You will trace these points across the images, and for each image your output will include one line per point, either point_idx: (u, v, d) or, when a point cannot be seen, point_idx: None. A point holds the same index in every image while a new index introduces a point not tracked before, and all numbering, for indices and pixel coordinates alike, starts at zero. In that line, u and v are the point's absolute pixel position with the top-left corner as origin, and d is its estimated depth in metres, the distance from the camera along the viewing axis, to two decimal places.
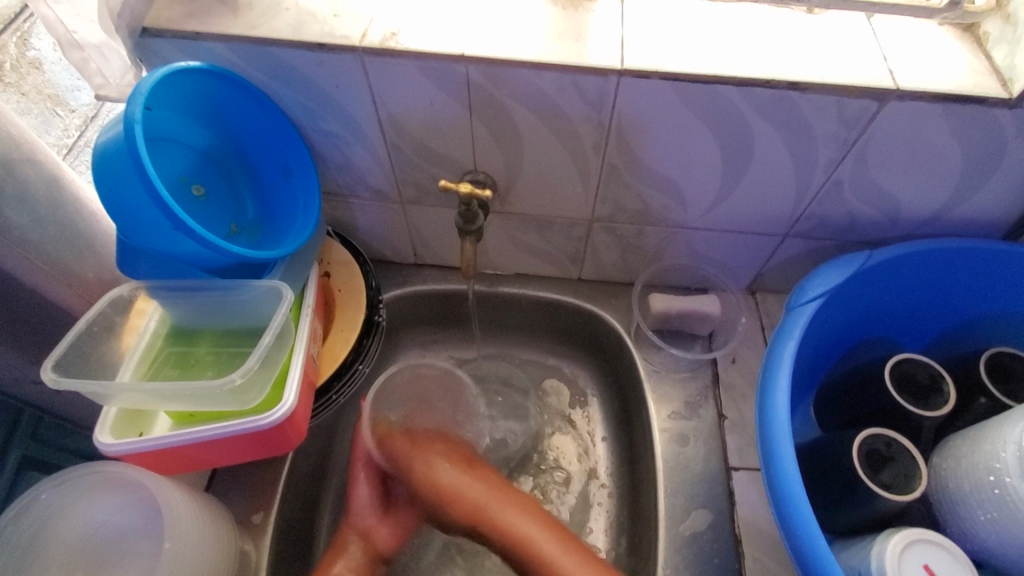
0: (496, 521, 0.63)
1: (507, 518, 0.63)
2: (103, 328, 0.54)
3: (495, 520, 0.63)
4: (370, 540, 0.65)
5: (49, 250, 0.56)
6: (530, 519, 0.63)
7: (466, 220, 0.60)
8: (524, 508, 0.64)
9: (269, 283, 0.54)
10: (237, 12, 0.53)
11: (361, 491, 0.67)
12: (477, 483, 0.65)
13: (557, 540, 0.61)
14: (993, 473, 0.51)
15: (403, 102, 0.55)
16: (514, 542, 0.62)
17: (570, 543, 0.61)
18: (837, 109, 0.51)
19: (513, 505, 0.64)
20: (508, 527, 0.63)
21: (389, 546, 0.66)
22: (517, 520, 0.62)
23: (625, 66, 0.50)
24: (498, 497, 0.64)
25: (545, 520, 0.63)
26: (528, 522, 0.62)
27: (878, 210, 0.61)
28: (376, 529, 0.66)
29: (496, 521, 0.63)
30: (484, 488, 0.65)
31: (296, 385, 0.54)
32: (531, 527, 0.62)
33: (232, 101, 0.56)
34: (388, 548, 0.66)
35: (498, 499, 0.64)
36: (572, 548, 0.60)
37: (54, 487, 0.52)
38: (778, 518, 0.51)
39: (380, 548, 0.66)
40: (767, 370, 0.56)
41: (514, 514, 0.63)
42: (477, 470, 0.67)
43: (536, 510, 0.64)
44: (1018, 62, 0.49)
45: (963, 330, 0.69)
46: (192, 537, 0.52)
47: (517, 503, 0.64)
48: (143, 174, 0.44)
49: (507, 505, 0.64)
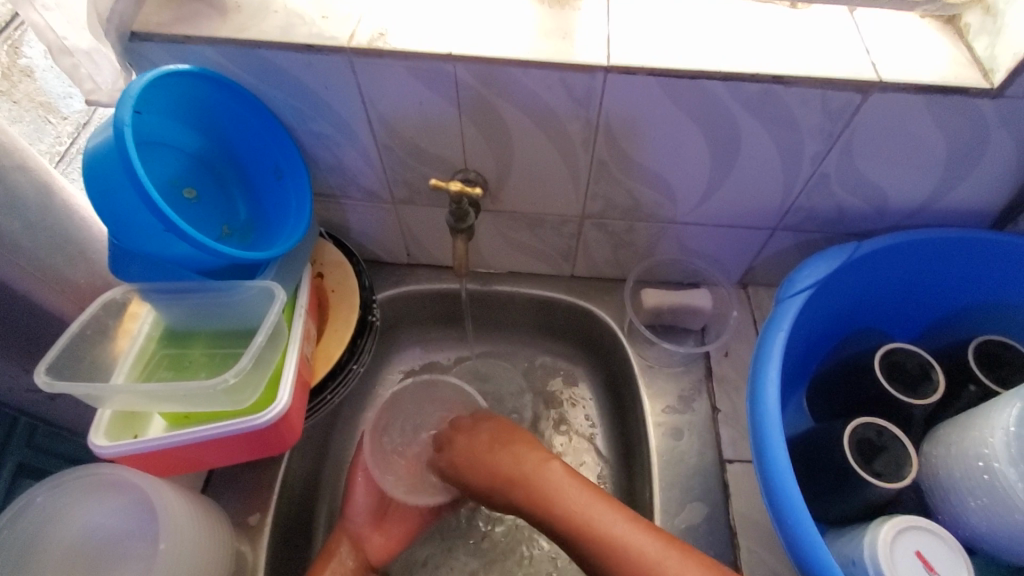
0: (533, 486, 0.60)
1: (544, 480, 0.60)
2: (96, 331, 0.54)
3: (533, 485, 0.60)
4: (361, 550, 0.64)
5: (41, 257, 0.56)
6: (576, 487, 0.58)
7: (457, 218, 0.61)
8: (552, 466, 0.61)
9: (262, 284, 0.55)
10: (226, 15, 0.54)
11: (356, 500, 0.67)
12: (508, 454, 0.63)
13: (600, 504, 0.56)
14: (982, 459, 0.51)
15: (393, 102, 0.56)
16: (546, 500, 0.58)
17: (605, 503, 0.56)
18: (822, 102, 0.52)
19: (551, 469, 0.60)
20: (547, 491, 0.59)
21: (381, 557, 0.65)
22: (557, 483, 0.59)
23: (612, 62, 0.51)
24: (533, 462, 0.62)
25: (593, 489, 0.58)
26: (562, 478, 0.59)
27: (865, 202, 0.62)
28: (368, 538, 0.65)
29: (537, 483, 0.60)
30: (525, 451, 0.63)
31: (290, 385, 0.54)
32: (574, 494, 0.57)
33: (222, 104, 0.56)
34: (381, 560, 0.65)
35: (534, 460, 0.62)
36: (605, 505, 0.56)
37: (50, 491, 0.52)
38: (771, 508, 0.51)
39: (370, 558, 0.65)
40: (758, 362, 0.57)
41: (547, 470, 0.60)
42: (510, 438, 0.65)
43: (570, 473, 0.60)
44: (998, 53, 0.50)
45: (953, 319, 0.69)
46: (190, 538, 0.52)
47: (545, 461, 0.61)
48: (134, 177, 0.44)
49: (542, 467, 0.61)
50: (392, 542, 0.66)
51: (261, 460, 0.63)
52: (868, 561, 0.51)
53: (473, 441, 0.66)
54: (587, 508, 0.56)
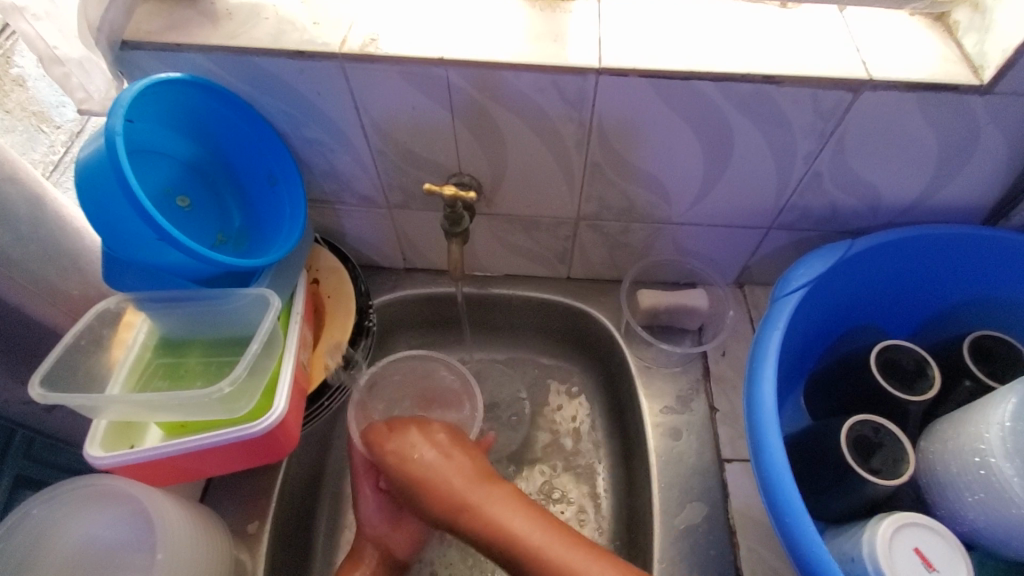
0: (478, 516, 0.54)
1: (492, 511, 0.54)
2: (91, 341, 0.54)
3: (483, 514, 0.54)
4: (384, 549, 0.64)
5: (33, 268, 0.56)
6: (524, 514, 0.53)
7: (452, 222, 0.61)
8: (507, 498, 0.55)
9: (256, 291, 0.54)
10: (217, 23, 0.53)
11: (368, 506, 0.65)
12: (457, 473, 0.57)
13: (561, 541, 0.52)
14: (978, 455, 0.51)
15: (386, 107, 0.56)
16: (496, 532, 0.53)
17: (561, 534, 0.52)
18: (814, 101, 0.52)
19: (496, 494, 0.55)
20: (493, 522, 0.53)
21: (408, 550, 0.66)
22: (502, 511, 0.54)
23: (603, 64, 0.51)
24: (486, 489, 0.56)
25: (550, 518, 0.54)
26: (517, 511, 0.54)
27: (859, 200, 0.62)
28: (391, 537, 0.65)
29: (483, 512, 0.54)
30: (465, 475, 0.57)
31: (286, 393, 0.54)
32: (524, 523, 0.53)
33: (214, 112, 0.56)
34: (405, 553, 0.65)
35: (480, 484, 0.56)
36: (563, 538, 0.52)
37: (45, 503, 0.52)
38: (769, 508, 0.51)
39: (397, 553, 0.65)
40: (754, 361, 0.57)
41: (491, 495, 0.55)
42: (458, 457, 0.59)
43: (528, 505, 0.54)
44: (987, 50, 0.50)
45: (948, 315, 0.69)
46: (187, 547, 0.51)
47: (495, 491, 0.56)
48: (126, 186, 0.44)
49: (491, 493, 0.55)
50: (415, 536, 0.66)
51: (259, 468, 0.63)
52: (868, 559, 0.51)
53: (406, 446, 0.60)
54: (539, 536, 0.52)
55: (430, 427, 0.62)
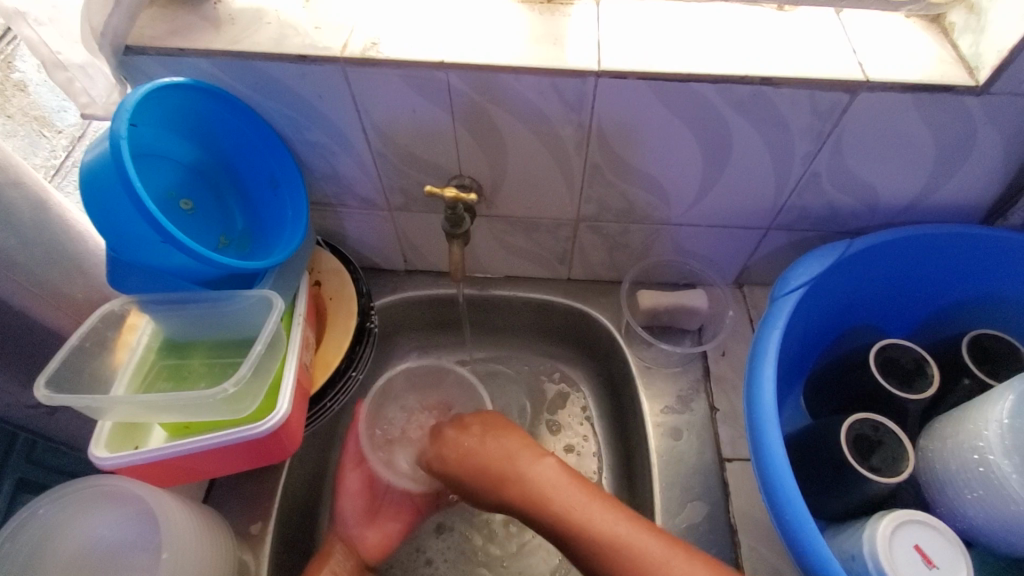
0: (522, 484, 0.59)
1: (535, 479, 0.58)
2: (95, 343, 0.54)
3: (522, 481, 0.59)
4: (352, 548, 0.65)
5: (37, 272, 0.56)
6: (570, 485, 0.57)
7: (453, 224, 0.61)
8: (545, 464, 0.59)
9: (259, 292, 0.55)
10: (220, 28, 0.54)
11: (348, 501, 0.68)
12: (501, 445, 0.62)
13: (597, 505, 0.55)
14: (977, 452, 0.52)
15: (387, 110, 0.56)
16: (536, 496, 0.57)
17: (597, 501, 0.55)
18: (811, 102, 0.52)
19: (540, 463, 0.59)
20: (538, 487, 0.58)
21: (377, 553, 0.66)
22: (547, 477, 0.58)
23: (602, 67, 0.51)
24: (530, 460, 0.60)
25: (591, 488, 0.57)
26: (557, 475, 0.58)
27: (857, 199, 0.63)
28: (359, 535, 0.66)
29: (527, 479, 0.58)
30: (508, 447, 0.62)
31: (289, 393, 0.54)
32: (563, 488, 0.57)
33: (217, 115, 0.56)
34: (375, 558, 0.66)
35: (527, 455, 0.60)
36: (599, 503, 0.55)
37: (53, 502, 0.52)
38: (769, 506, 0.52)
39: (364, 554, 0.65)
40: (753, 360, 0.57)
41: (538, 465, 0.59)
42: (502, 433, 0.63)
43: (568, 471, 0.59)
44: (982, 51, 0.51)
45: (946, 314, 0.70)
46: (194, 543, 0.52)
47: (537, 457, 0.60)
48: (131, 190, 0.45)
49: (534, 462, 0.60)
50: (386, 536, 0.67)
51: (262, 469, 0.63)
52: (868, 557, 0.51)
53: (461, 439, 0.65)
54: (577, 500, 0.56)
55: (464, 420, 0.67)
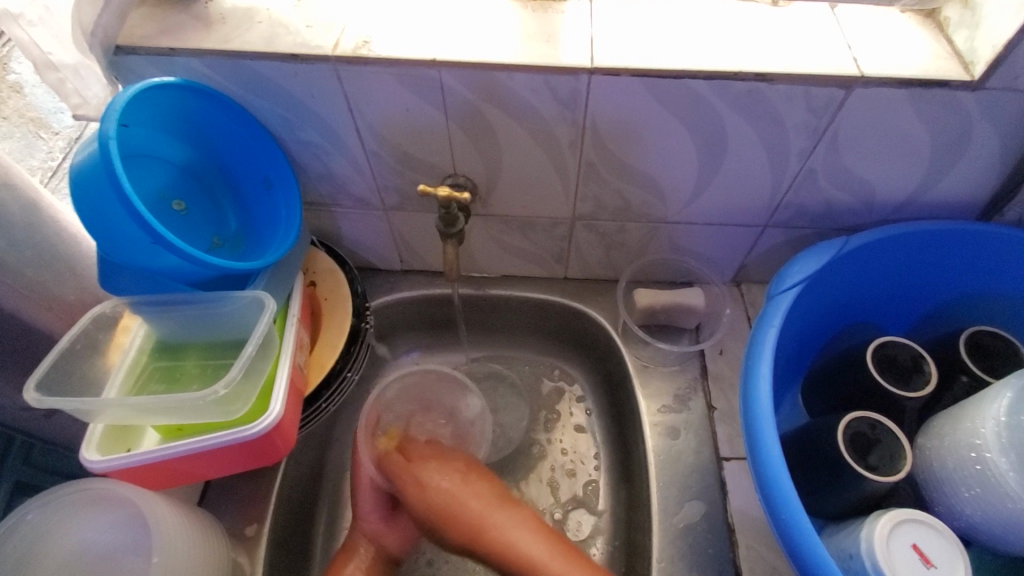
0: (495, 536, 0.59)
1: (506, 535, 0.59)
2: (87, 346, 0.54)
3: (493, 536, 0.59)
4: (377, 544, 0.65)
5: (29, 273, 0.56)
6: (539, 540, 0.59)
7: (447, 223, 0.61)
8: (518, 520, 0.60)
9: (251, 293, 0.54)
10: (211, 26, 0.54)
11: (366, 500, 0.66)
12: (475, 496, 0.62)
13: (576, 567, 0.57)
14: (974, 450, 0.51)
15: (380, 109, 0.56)
16: (508, 554, 0.59)
17: (576, 562, 0.57)
18: (806, 99, 0.52)
19: (513, 517, 0.60)
20: (512, 547, 0.59)
21: (399, 549, 0.66)
22: (519, 535, 0.59)
23: (595, 64, 0.51)
24: (504, 513, 0.61)
25: (563, 548, 0.59)
26: (531, 537, 0.59)
27: (854, 196, 0.62)
28: (384, 532, 0.65)
29: (494, 533, 0.60)
30: (483, 501, 0.61)
31: (282, 394, 0.54)
32: (531, 543, 0.59)
33: (208, 115, 0.56)
34: (398, 551, 0.66)
35: (496, 511, 0.61)
36: (578, 565, 0.57)
37: (41, 506, 0.51)
38: (765, 505, 0.51)
39: (390, 551, 0.65)
40: (750, 359, 0.57)
41: (507, 522, 0.60)
42: (472, 480, 0.64)
43: (538, 525, 0.60)
44: (977, 46, 0.50)
45: (944, 311, 0.69)
46: (186, 545, 0.52)
47: (508, 513, 0.61)
48: (120, 191, 0.44)
49: (504, 518, 0.60)
50: (408, 535, 0.67)
51: (258, 470, 0.63)
52: (866, 556, 0.50)
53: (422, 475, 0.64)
54: (551, 564, 0.57)
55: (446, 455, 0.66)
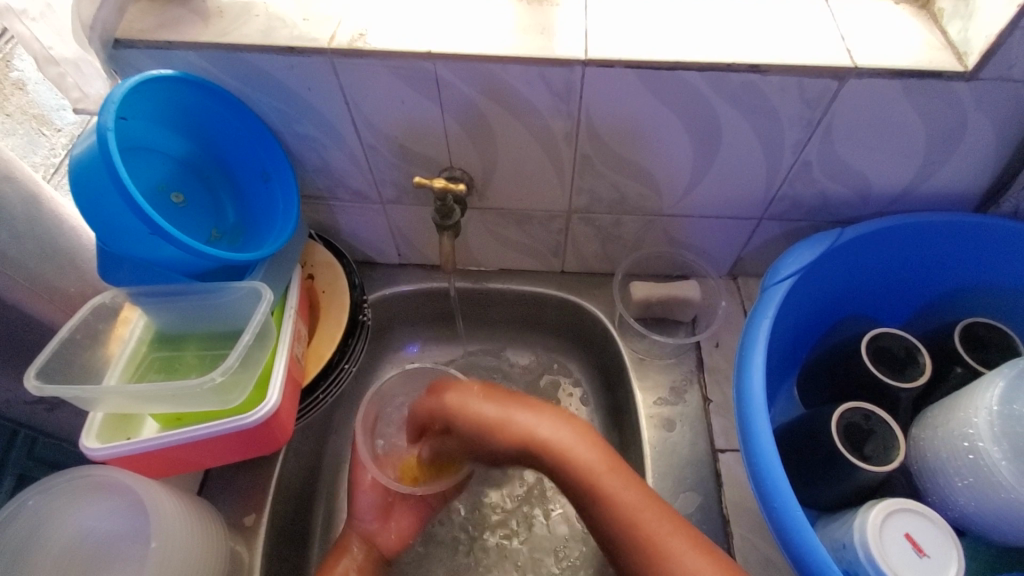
0: (579, 474, 0.51)
1: (608, 482, 0.51)
2: (87, 336, 0.54)
3: (543, 441, 0.54)
4: (372, 543, 0.65)
5: (30, 266, 0.57)
6: (575, 437, 0.54)
7: (443, 215, 0.61)
8: (548, 415, 0.56)
9: (249, 284, 0.55)
10: (208, 20, 0.54)
11: (363, 498, 0.66)
12: (499, 408, 0.57)
13: (617, 474, 0.51)
14: (966, 439, 0.52)
15: (377, 102, 0.56)
16: (555, 457, 0.53)
17: (618, 467, 0.52)
18: (800, 90, 0.52)
19: (544, 416, 0.55)
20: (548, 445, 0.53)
21: (391, 548, 0.66)
22: (548, 429, 0.54)
23: (589, 56, 0.51)
24: (535, 412, 0.56)
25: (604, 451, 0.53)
26: (562, 433, 0.54)
27: (849, 188, 0.62)
28: (380, 531, 0.66)
29: (538, 440, 0.54)
30: (519, 406, 0.57)
31: (280, 384, 0.54)
32: (588, 454, 0.52)
33: (205, 108, 0.57)
34: (392, 550, 0.66)
35: (521, 410, 0.56)
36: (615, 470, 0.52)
37: (41, 494, 0.52)
38: (758, 495, 0.52)
39: (382, 549, 0.65)
40: (744, 349, 0.57)
41: (536, 420, 0.55)
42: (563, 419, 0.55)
43: (569, 418, 0.56)
44: (971, 37, 0.50)
45: (939, 304, 0.70)
46: (183, 532, 0.53)
47: (542, 412, 0.56)
48: (117, 181, 0.45)
49: (603, 455, 0.52)
50: (403, 533, 0.67)
51: (256, 461, 0.64)
52: (858, 545, 0.51)
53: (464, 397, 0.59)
54: (601, 468, 0.51)
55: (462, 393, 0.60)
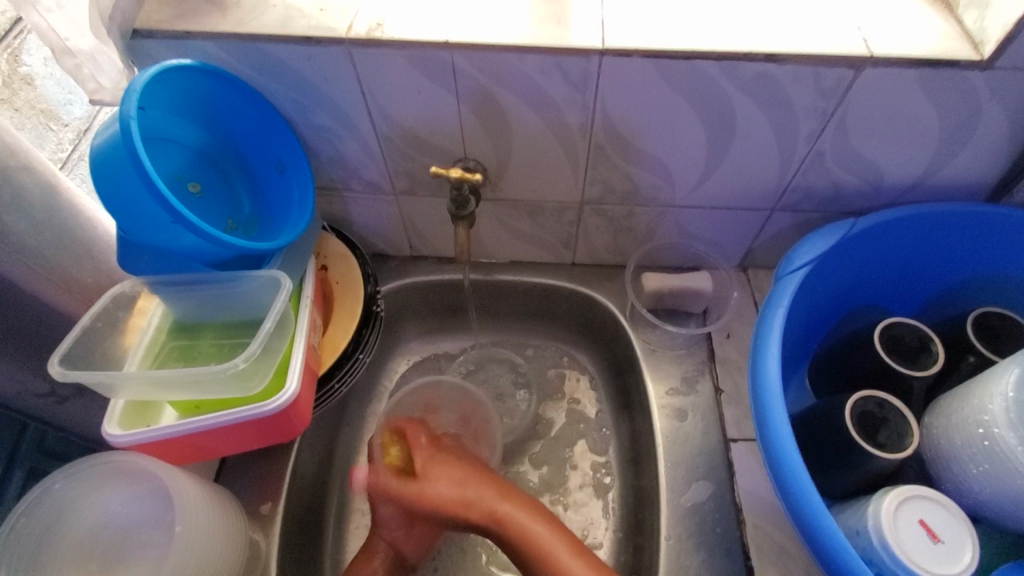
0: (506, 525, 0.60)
1: (513, 516, 0.60)
2: (107, 324, 0.55)
3: (505, 519, 0.60)
4: (395, 550, 0.64)
5: (48, 256, 0.57)
6: (545, 528, 0.59)
7: (458, 205, 0.62)
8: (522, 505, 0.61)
9: (267, 274, 0.55)
10: (226, 10, 0.54)
11: (384, 507, 0.64)
12: (479, 487, 0.62)
13: (580, 556, 0.57)
14: (981, 426, 0.52)
15: (392, 94, 0.57)
16: (515, 538, 0.59)
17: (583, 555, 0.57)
18: (815, 80, 0.52)
19: (517, 508, 0.61)
20: (513, 530, 0.60)
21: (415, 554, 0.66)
22: (518, 519, 0.60)
23: (606, 45, 0.51)
24: (508, 501, 0.61)
25: (573, 539, 0.59)
26: (528, 518, 0.60)
27: (862, 179, 0.63)
28: (403, 540, 0.65)
29: (504, 520, 0.60)
30: (489, 489, 0.62)
31: (298, 372, 0.55)
32: (540, 530, 0.59)
33: (222, 99, 0.57)
34: (413, 556, 0.66)
35: (498, 497, 0.61)
36: (583, 560, 0.57)
37: (67, 479, 0.52)
38: (773, 479, 0.52)
39: (405, 555, 0.65)
40: (758, 338, 0.58)
41: (509, 508, 0.61)
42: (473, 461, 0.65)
43: (544, 513, 0.61)
44: (988, 25, 0.51)
45: (950, 295, 0.70)
46: (204, 522, 0.53)
47: (517, 500, 0.62)
48: (140, 169, 0.45)
49: (515, 506, 0.61)
50: (423, 540, 0.66)
51: (272, 449, 0.64)
52: (873, 531, 0.51)
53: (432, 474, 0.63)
54: (569, 553, 0.57)
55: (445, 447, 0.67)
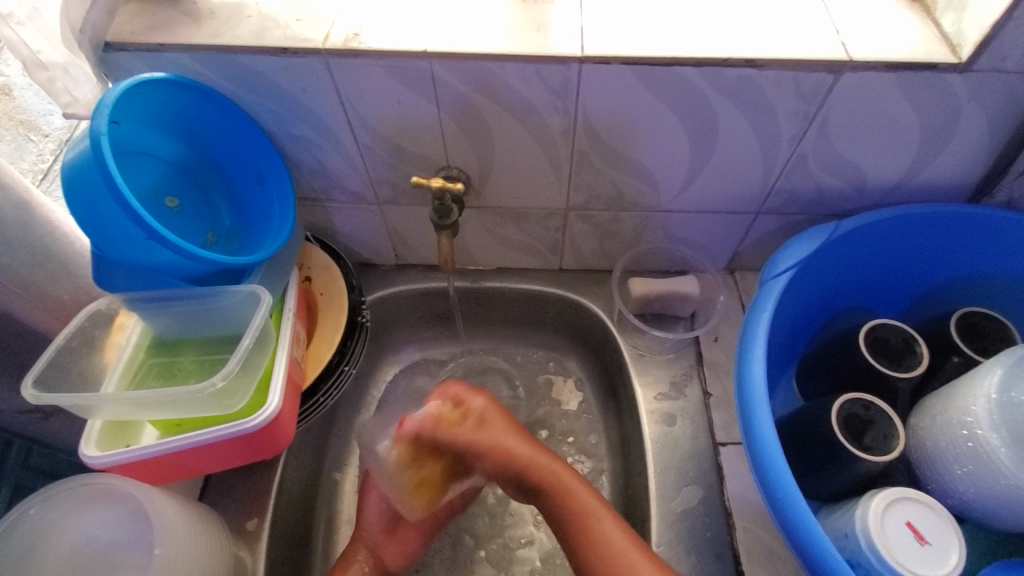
0: (563, 495, 0.57)
1: (574, 493, 0.57)
2: (82, 343, 0.54)
3: (565, 492, 0.57)
4: (374, 556, 0.65)
5: (23, 273, 0.56)
6: (595, 501, 0.57)
7: (441, 214, 0.61)
8: (587, 484, 0.59)
9: (246, 288, 0.54)
10: (200, 22, 0.54)
11: (371, 511, 0.66)
12: (548, 458, 0.60)
13: (605, 517, 0.56)
14: (966, 428, 0.52)
15: (371, 102, 0.56)
16: (569, 507, 0.57)
17: (610, 516, 0.56)
18: (795, 84, 0.52)
19: (580, 482, 0.58)
20: (569, 498, 0.57)
21: (397, 563, 0.66)
22: (578, 492, 0.57)
23: (585, 53, 0.51)
24: (576, 475, 0.59)
25: (605, 503, 0.57)
26: (586, 493, 0.57)
27: (845, 181, 0.63)
28: (383, 545, 0.65)
29: (568, 490, 0.57)
30: (557, 463, 0.60)
31: (280, 388, 0.54)
32: (591, 504, 0.57)
33: (198, 111, 0.56)
34: (397, 566, 0.66)
35: (568, 470, 0.59)
36: (608, 517, 0.56)
37: (44, 502, 0.52)
38: (760, 485, 0.52)
39: (386, 563, 0.65)
40: (744, 342, 0.58)
41: (576, 481, 0.58)
42: (493, 417, 0.62)
43: (598, 492, 0.58)
44: (964, 28, 0.51)
45: (934, 295, 0.70)
46: (186, 543, 0.52)
47: (581, 477, 0.59)
48: (112, 186, 0.44)
49: (578, 483, 0.58)
50: (408, 548, 0.67)
51: (258, 465, 0.63)
52: (861, 534, 0.51)
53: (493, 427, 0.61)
54: (596, 519, 0.55)
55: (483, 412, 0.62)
